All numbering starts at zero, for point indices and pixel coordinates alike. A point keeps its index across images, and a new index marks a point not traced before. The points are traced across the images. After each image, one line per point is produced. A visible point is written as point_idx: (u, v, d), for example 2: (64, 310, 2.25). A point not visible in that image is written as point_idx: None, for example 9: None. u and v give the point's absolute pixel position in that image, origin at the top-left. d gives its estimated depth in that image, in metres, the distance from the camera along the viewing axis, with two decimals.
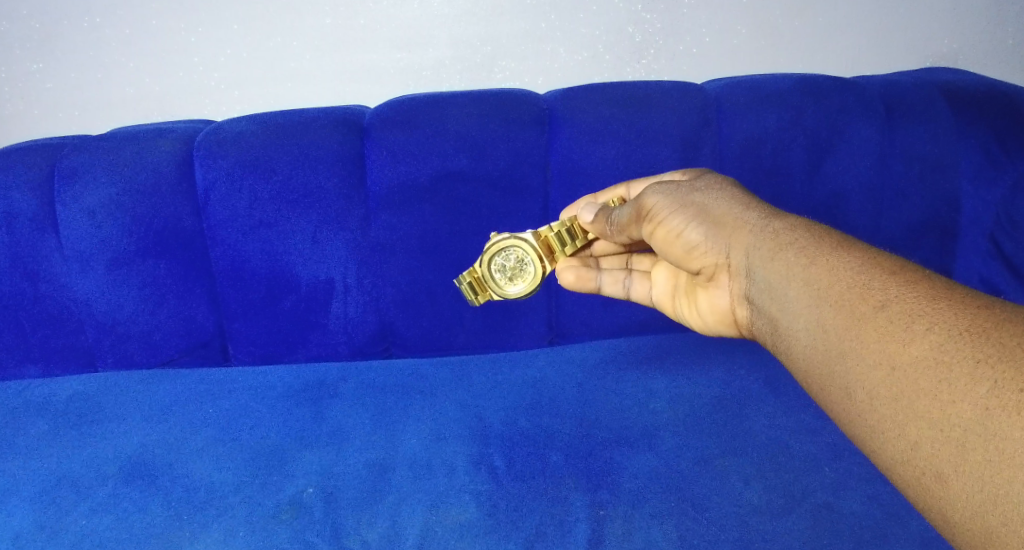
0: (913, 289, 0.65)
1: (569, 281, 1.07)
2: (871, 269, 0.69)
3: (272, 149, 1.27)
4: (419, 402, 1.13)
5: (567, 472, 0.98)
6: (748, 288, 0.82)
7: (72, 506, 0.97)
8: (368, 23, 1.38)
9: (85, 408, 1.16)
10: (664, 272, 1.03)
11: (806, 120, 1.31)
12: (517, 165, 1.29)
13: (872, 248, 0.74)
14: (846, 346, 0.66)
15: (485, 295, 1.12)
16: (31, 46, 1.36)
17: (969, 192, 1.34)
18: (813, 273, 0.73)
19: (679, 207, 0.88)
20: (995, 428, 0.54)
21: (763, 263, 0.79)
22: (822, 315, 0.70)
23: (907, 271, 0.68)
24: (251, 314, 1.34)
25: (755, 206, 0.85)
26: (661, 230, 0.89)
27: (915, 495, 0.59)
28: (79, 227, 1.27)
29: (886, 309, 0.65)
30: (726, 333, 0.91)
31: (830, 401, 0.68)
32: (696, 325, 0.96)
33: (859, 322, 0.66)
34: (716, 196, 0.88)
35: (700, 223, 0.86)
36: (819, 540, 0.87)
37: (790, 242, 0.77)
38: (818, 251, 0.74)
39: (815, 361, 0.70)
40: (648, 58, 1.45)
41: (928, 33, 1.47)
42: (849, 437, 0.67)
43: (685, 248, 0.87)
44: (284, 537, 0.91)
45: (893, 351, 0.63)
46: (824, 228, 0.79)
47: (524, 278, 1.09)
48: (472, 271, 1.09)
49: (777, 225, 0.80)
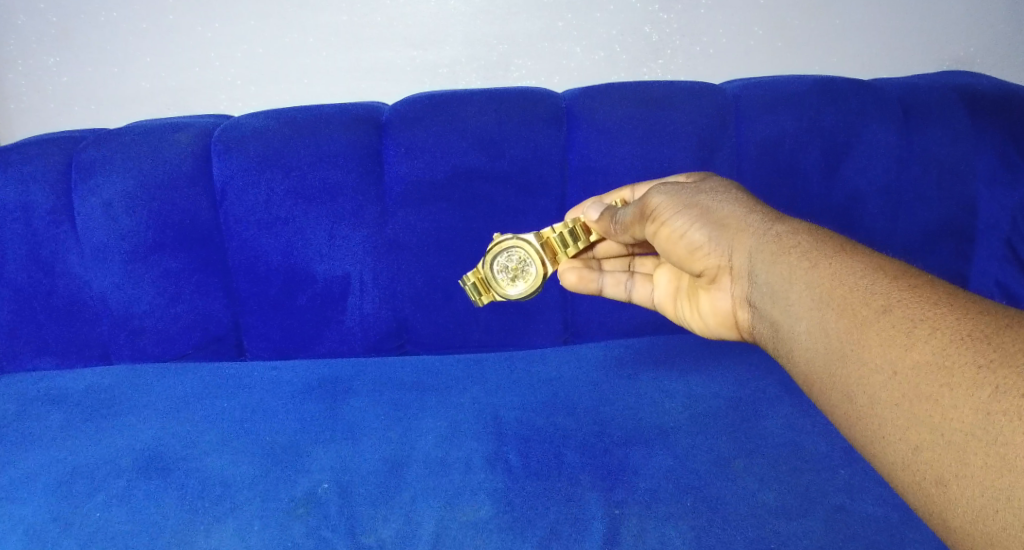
0: (915, 294, 0.65)
1: (570, 281, 1.08)
2: (874, 274, 0.69)
3: (289, 145, 1.28)
4: (433, 400, 1.14)
5: (582, 471, 0.98)
6: (749, 290, 0.81)
7: (88, 498, 0.98)
8: (383, 21, 1.39)
9: (104, 401, 1.17)
10: (665, 274, 1.02)
11: (823, 121, 1.30)
12: (533, 164, 1.29)
13: (875, 252, 0.73)
14: (847, 351, 0.66)
15: (488, 297, 1.13)
16: (48, 41, 1.38)
17: (987, 196, 1.32)
18: (816, 276, 0.72)
19: (682, 207, 0.87)
20: (997, 433, 0.54)
21: (764, 265, 0.78)
22: (823, 319, 0.69)
23: (910, 277, 0.67)
24: (267, 310, 1.35)
25: (759, 209, 0.84)
26: (664, 230, 0.89)
27: (916, 500, 0.59)
28: (97, 220, 1.29)
29: (888, 314, 0.64)
30: (726, 336, 0.91)
31: (830, 406, 0.68)
32: (697, 327, 0.95)
33: (860, 327, 0.66)
34: (720, 197, 0.87)
35: (703, 225, 0.85)
36: (835, 542, 0.86)
37: (793, 245, 0.77)
38: (821, 255, 0.74)
39: (816, 366, 0.70)
40: (664, 58, 1.44)
41: (947, 35, 1.46)
42: (849, 441, 0.66)
43: (687, 248, 0.87)
44: (299, 531, 0.92)
45: (894, 355, 0.62)
46: (826, 230, 0.79)
47: (525, 280, 1.09)
48: (476, 271, 1.10)
49: (780, 228, 0.80)
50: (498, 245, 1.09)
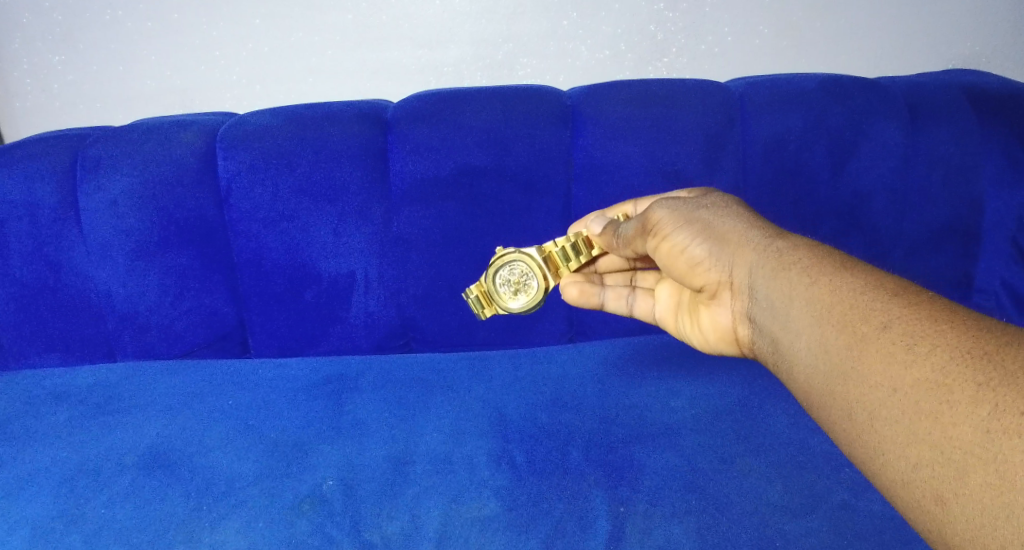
0: (915, 311, 0.65)
1: (573, 296, 1.06)
2: (874, 289, 0.69)
3: (294, 143, 1.28)
4: (438, 397, 1.15)
5: (587, 469, 0.98)
6: (750, 306, 0.81)
7: (91, 495, 0.99)
8: (389, 20, 1.39)
9: (110, 398, 1.18)
10: (667, 289, 1.02)
11: (829, 120, 1.29)
12: (538, 162, 1.29)
13: (875, 268, 0.73)
14: (848, 368, 0.66)
15: (491, 309, 1.14)
16: (53, 39, 1.38)
17: (994, 195, 1.32)
18: (817, 291, 0.72)
19: (684, 222, 0.87)
20: (997, 451, 0.54)
21: (766, 280, 0.78)
22: (824, 335, 0.69)
23: (910, 293, 0.67)
24: (273, 307, 1.36)
25: (760, 224, 0.84)
26: (666, 244, 0.89)
27: (916, 518, 0.59)
28: (102, 218, 1.29)
29: (888, 331, 0.64)
30: (726, 351, 0.90)
31: (830, 422, 0.68)
32: (698, 342, 0.95)
33: (861, 343, 0.66)
34: (722, 212, 0.87)
35: (704, 239, 0.85)
36: (841, 540, 0.87)
37: (794, 261, 0.77)
38: (822, 270, 0.74)
39: (816, 382, 0.69)
40: (669, 57, 1.44)
41: (954, 34, 1.45)
42: (848, 457, 0.66)
43: (688, 262, 0.87)
44: (304, 528, 0.92)
45: (894, 373, 0.62)
46: (827, 246, 0.79)
47: (527, 293, 1.11)
48: (479, 285, 1.12)
49: (781, 243, 0.80)
50: (501, 258, 1.10)
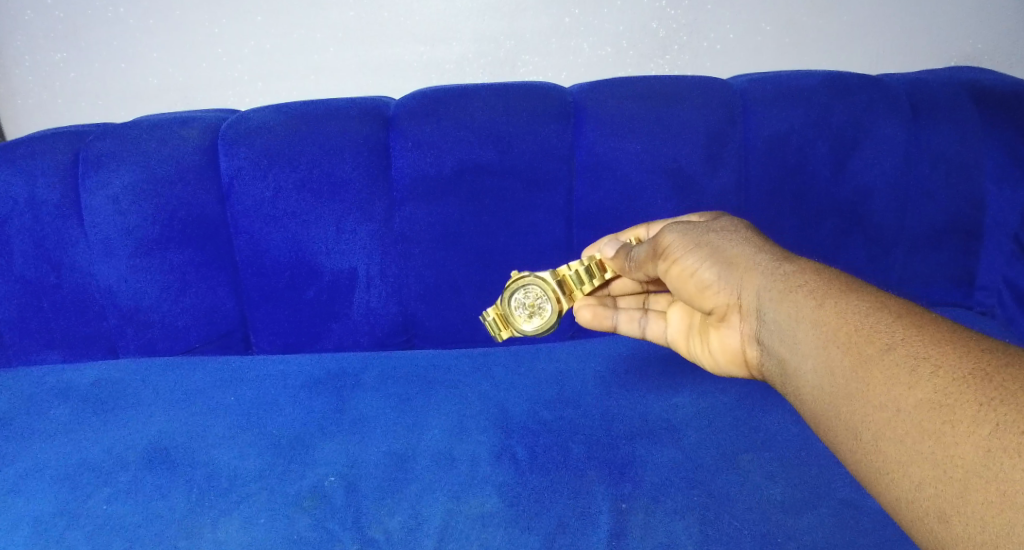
0: (919, 333, 0.66)
1: (586, 318, 1.08)
2: (878, 311, 0.70)
3: (296, 140, 1.29)
4: (441, 394, 1.16)
5: (589, 465, 0.99)
6: (758, 327, 0.82)
7: (94, 490, 1.00)
8: (390, 16, 1.38)
9: (113, 394, 1.19)
10: (678, 312, 1.03)
11: (830, 118, 1.30)
12: (540, 158, 1.29)
13: (880, 290, 0.74)
14: (853, 390, 0.67)
15: (507, 332, 1.16)
16: (53, 36, 1.38)
17: (994, 193, 1.33)
18: (822, 314, 0.73)
19: (693, 246, 0.89)
20: (997, 469, 0.55)
21: (772, 302, 0.79)
22: (829, 357, 0.70)
23: (913, 315, 0.69)
24: (275, 303, 1.36)
25: (768, 247, 0.85)
26: (676, 268, 0.91)
27: (920, 536, 0.60)
28: (103, 215, 1.30)
29: (892, 353, 0.66)
30: (736, 372, 0.92)
31: (836, 442, 0.69)
32: (709, 363, 0.96)
33: (866, 365, 0.67)
34: (730, 235, 0.89)
35: (714, 263, 0.87)
36: (840, 537, 0.88)
37: (800, 283, 0.78)
38: (827, 292, 0.75)
39: (823, 404, 0.71)
40: (670, 55, 1.44)
41: (956, 32, 1.45)
42: (853, 475, 0.67)
43: (698, 286, 0.88)
44: (306, 524, 0.94)
45: (898, 394, 0.63)
46: (833, 268, 0.80)
47: (541, 316, 1.12)
48: (495, 307, 1.14)
49: (787, 266, 0.81)
50: (517, 282, 1.12)
